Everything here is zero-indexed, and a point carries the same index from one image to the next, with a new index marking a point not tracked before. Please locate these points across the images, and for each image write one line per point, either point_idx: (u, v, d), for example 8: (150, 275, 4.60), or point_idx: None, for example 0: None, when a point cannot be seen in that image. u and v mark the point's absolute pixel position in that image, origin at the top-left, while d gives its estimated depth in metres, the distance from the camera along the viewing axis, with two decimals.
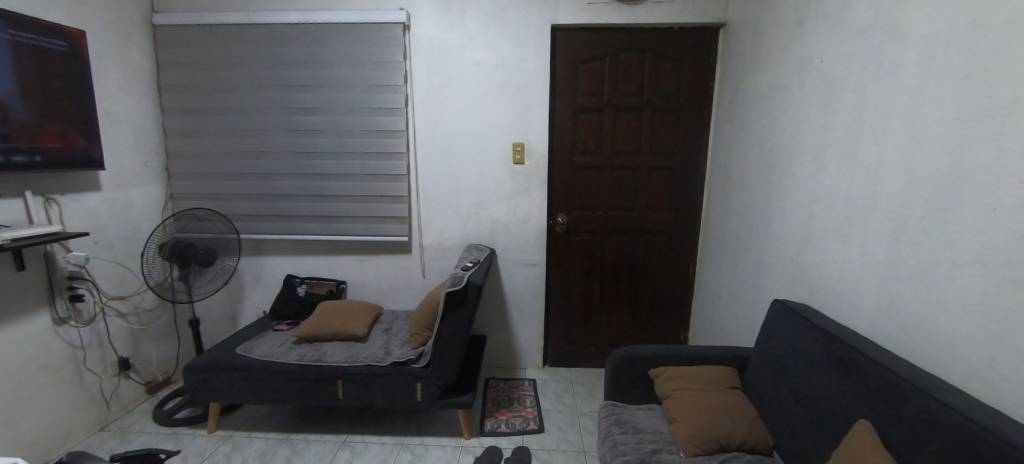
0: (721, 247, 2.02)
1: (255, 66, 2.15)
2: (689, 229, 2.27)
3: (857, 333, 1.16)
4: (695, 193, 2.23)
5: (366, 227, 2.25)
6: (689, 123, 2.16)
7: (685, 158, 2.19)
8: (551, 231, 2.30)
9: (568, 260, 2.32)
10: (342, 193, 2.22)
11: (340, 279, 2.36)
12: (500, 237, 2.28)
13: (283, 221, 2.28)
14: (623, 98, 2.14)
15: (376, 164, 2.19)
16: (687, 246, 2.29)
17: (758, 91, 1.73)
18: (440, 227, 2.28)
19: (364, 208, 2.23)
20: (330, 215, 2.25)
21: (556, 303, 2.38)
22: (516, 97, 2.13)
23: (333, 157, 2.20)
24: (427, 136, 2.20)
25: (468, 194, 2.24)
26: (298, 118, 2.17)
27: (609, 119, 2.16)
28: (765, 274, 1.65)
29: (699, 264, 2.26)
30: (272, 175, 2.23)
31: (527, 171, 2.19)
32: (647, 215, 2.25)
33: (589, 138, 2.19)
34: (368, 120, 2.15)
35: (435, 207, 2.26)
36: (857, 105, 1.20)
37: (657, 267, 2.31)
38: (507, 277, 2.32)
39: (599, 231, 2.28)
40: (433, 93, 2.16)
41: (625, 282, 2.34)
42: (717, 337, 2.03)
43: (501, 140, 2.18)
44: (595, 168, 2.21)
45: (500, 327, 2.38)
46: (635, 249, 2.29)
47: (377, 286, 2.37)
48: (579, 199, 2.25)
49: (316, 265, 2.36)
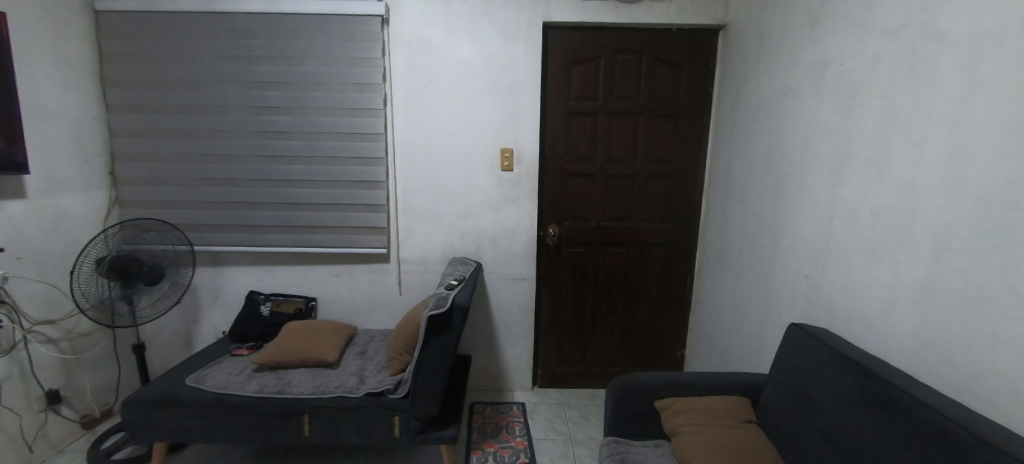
0: (722, 262, 1.91)
1: (214, 60, 1.93)
2: (686, 241, 2.15)
3: (889, 365, 1.05)
4: (693, 204, 2.11)
5: (339, 238, 2.05)
6: (687, 131, 2.05)
7: (683, 166, 2.08)
8: (542, 243, 2.14)
9: (559, 274, 2.17)
10: (313, 201, 2.02)
11: (310, 296, 2.15)
12: (488, 249, 2.11)
13: (246, 231, 2.05)
14: (618, 102, 2.01)
15: (351, 170, 2.00)
16: (685, 260, 2.17)
17: (763, 97, 1.63)
18: (422, 238, 2.10)
19: (338, 218, 2.03)
20: (300, 226, 2.04)
21: (546, 320, 2.22)
22: (505, 99, 1.98)
23: (303, 161, 1.99)
24: (407, 140, 2.02)
25: (453, 203, 2.07)
26: (264, 118, 1.96)
27: (603, 124, 2.02)
28: (775, 293, 1.54)
29: (698, 279, 2.14)
30: (233, 180, 2.01)
31: (516, 178, 2.04)
32: (643, 226, 2.12)
33: (583, 144, 2.05)
34: (342, 120, 1.96)
35: (417, 217, 2.08)
36: (885, 112, 1.10)
37: (653, 281, 2.19)
38: (495, 293, 2.15)
39: (593, 243, 2.14)
40: (414, 93, 1.98)
41: (620, 297, 2.20)
42: (719, 358, 1.91)
43: (489, 145, 2.01)
44: (588, 177, 2.08)
45: (487, 347, 2.21)
46: (631, 262, 2.16)
47: (351, 303, 2.16)
48: (572, 208, 2.10)
49: (284, 280, 2.14)
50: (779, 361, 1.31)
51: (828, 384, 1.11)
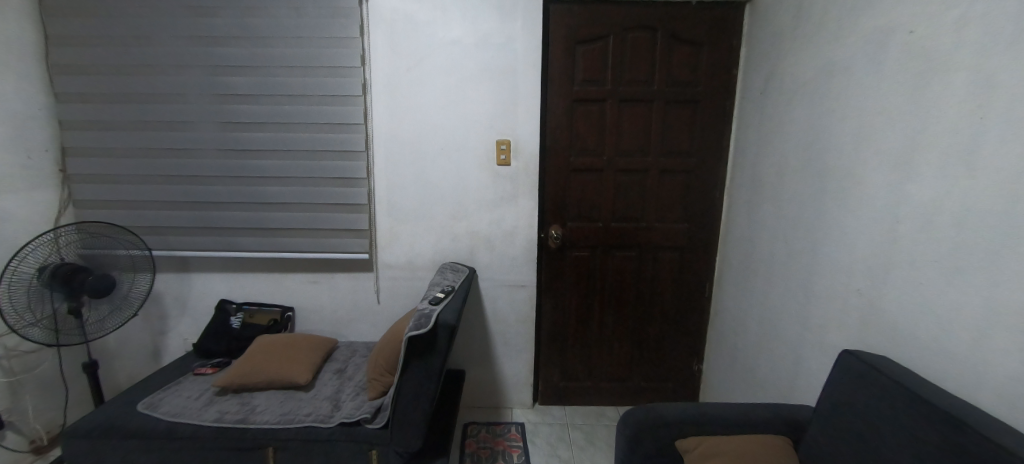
0: (749, 268, 1.68)
1: (173, 42, 1.71)
2: (705, 243, 1.92)
3: (982, 412, 0.83)
4: (713, 202, 1.88)
5: (315, 242, 1.84)
6: (707, 119, 1.81)
7: (702, 159, 1.84)
8: (543, 245, 1.91)
9: (562, 281, 1.95)
10: (287, 200, 1.80)
11: (286, 305, 1.94)
12: (482, 253, 1.89)
13: (214, 234, 1.85)
14: (630, 87, 1.78)
15: (327, 165, 1.78)
16: (703, 264, 1.94)
17: (803, 79, 1.39)
18: (408, 242, 1.88)
19: (312, 219, 1.82)
20: (272, 228, 1.83)
21: (548, 331, 2.00)
22: (500, 84, 1.75)
23: (274, 155, 1.78)
24: (390, 131, 1.79)
25: (443, 202, 1.85)
26: (229, 107, 1.74)
27: (612, 112, 1.79)
28: (817, 309, 1.31)
29: (718, 286, 1.92)
30: (197, 177, 1.80)
31: (514, 174, 1.81)
32: (656, 227, 1.89)
33: (590, 134, 1.81)
34: (316, 109, 1.73)
35: (403, 218, 1.86)
36: (981, 90, 0.86)
37: (667, 288, 1.96)
38: (490, 302, 1.93)
39: (600, 246, 1.91)
40: (398, 78, 1.75)
41: (630, 306, 1.98)
42: (745, 377, 1.68)
43: (484, 136, 1.79)
44: (595, 172, 1.84)
45: (482, 361, 2.00)
46: (642, 267, 1.94)
47: (332, 314, 1.95)
48: (577, 207, 1.87)
49: (257, 288, 1.94)
50: (829, 394, 1.09)
51: (901, 433, 0.88)
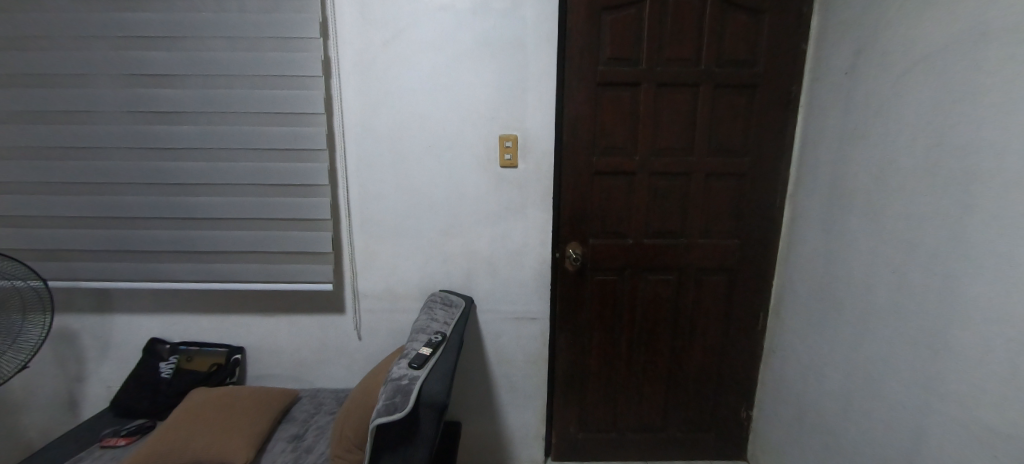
0: (826, 300, 1.31)
1: (72, 5, 1.29)
2: (759, 264, 1.54)
3: None
4: (771, 212, 1.51)
5: (265, 269, 1.44)
6: (765, 108, 1.43)
7: (758, 159, 1.46)
8: (558, 268, 1.51)
9: (582, 312, 1.55)
10: (230, 214, 1.40)
11: (235, 346, 1.54)
12: (482, 278, 1.50)
13: (138, 257, 1.44)
14: (670, 67, 1.39)
15: (280, 168, 1.37)
16: (756, 288, 1.56)
17: (926, 48, 1.00)
18: (388, 265, 1.48)
19: (262, 239, 1.42)
20: (211, 249, 1.43)
21: (563, 375, 1.60)
22: (504, 63, 1.36)
23: (212, 156, 1.37)
24: (363, 124, 1.39)
25: (432, 215, 1.45)
26: (149, 92, 1.33)
27: (647, 99, 1.40)
28: (955, 369, 0.93)
29: (777, 317, 1.54)
30: (112, 185, 1.39)
31: (522, 178, 1.43)
32: (699, 244, 1.52)
33: (618, 127, 1.41)
34: (264, 94, 1.33)
35: (380, 235, 1.46)
36: None
37: (711, 319, 1.59)
38: (492, 338, 1.55)
39: (629, 268, 1.52)
40: (371, 55, 1.35)
41: (665, 342, 1.60)
42: (822, 440, 1.31)
43: (484, 131, 1.39)
44: (624, 176, 1.45)
45: (483, 411, 1.61)
46: (681, 293, 1.56)
47: (294, 355, 1.55)
48: (600, 220, 1.48)
49: (197, 324, 1.54)
50: None
51: None
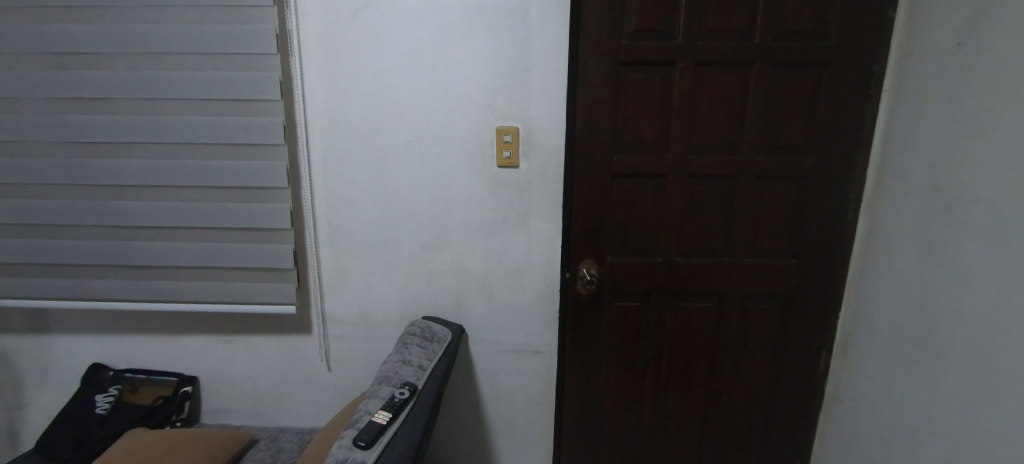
0: (915, 345, 0.99)
1: None
2: (822, 290, 1.23)
3: None
4: (839, 225, 1.19)
5: (215, 289, 1.21)
6: (836, 92, 1.12)
7: (825, 157, 1.15)
8: (568, 292, 1.23)
9: (597, 345, 1.26)
10: (173, 222, 1.17)
11: (187, 376, 1.31)
12: (475, 303, 1.23)
13: (73, 271, 1.23)
14: (714, 40, 1.09)
15: (229, 168, 1.13)
16: (817, 320, 1.25)
17: None
18: (363, 286, 1.23)
19: (210, 253, 1.19)
20: (154, 263, 1.21)
21: (572, 420, 1.32)
22: (501, 37, 1.08)
23: (151, 153, 1.14)
24: (330, 114, 1.14)
25: (414, 226, 1.19)
26: (75, 75, 1.10)
27: (684, 82, 1.10)
28: None
29: (845, 356, 1.23)
30: (39, 186, 1.18)
31: (524, 181, 1.15)
32: (745, 264, 1.21)
33: (646, 117, 1.12)
34: (205, 77, 1.08)
35: (353, 249, 1.21)
36: None
37: (758, 357, 1.28)
38: (486, 373, 1.28)
39: (657, 292, 1.23)
40: (339, 28, 1.09)
41: (699, 384, 1.30)
42: None
43: (478, 122, 1.12)
44: (653, 179, 1.16)
45: (476, 458, 1.35)
46: (721, 325, 1.26)
47: (255, 388, 1.32)
48: (622, 233, 1.19)
49: (145, 349, 1.32)
50: None
51: None
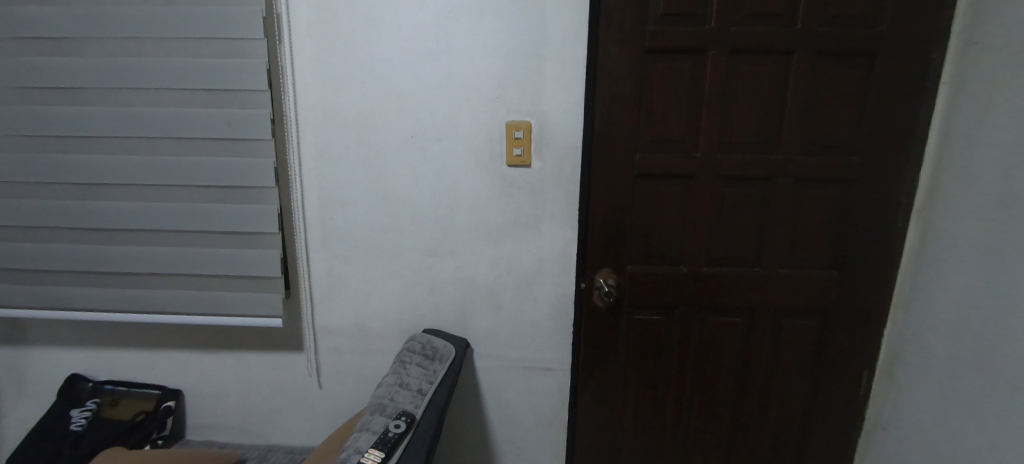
0: (977, 372, 0.87)
1: None
2: (865, 304, 1.11)
3: None
4: (886, 234, 1.07)
5: (199, 297, 1.11)
6: (888, 84, 1.00)
7: (872, 158, 1.03)
8: (583, 304, 1.12)
9: (614, 362, 1.15)
10: (153, 225, 1.08)
11: (170, 389, 1.22)
12: (481, 314, 1.13)
13: (47, 275, 1.14)
14: (751, 26, 0.97)
15: (213, 165, 1.03)
16: (859, 338, 1.13)
17: None
18: (359, 295, 1.13)
19: (193, 258, 1.09)
20: (133, 268, 1.11)
21: (585, 443, 1.21)
22: (512, 20, 0.97)
23: (128, 149, 1.04)
24: (323, 107, 1.03)
25: (414, 231, 1.09)
26: (46, 62, 1.00)
27: (716, 73, 0.99)
28: None
29: (890, 379, 1.11)
30: (10, 184, 1.08)
31: (536, 182, 1.04)
32: (781, 276, 1.10)
33: (673, 112, 1.01)
34: (187, 65, 0.98)
35: (348, 255, 1.11)
36: None
37: (792, 378, 1.16)
38: (492, 391, 1.18)
39: (681, 306, 1.11)
40: (333, 11, 0.98)
41: (726, 406, 1.19)
42: None
43: (486, 117, 1.02)
44: (679, 181, 1.05)
45: None
46: (752, 342, 1.14)
47: (243, 403, 1.23)
48: (643, 240, 1.08)
49: (126, 360, 1.23)
50: None
51: None
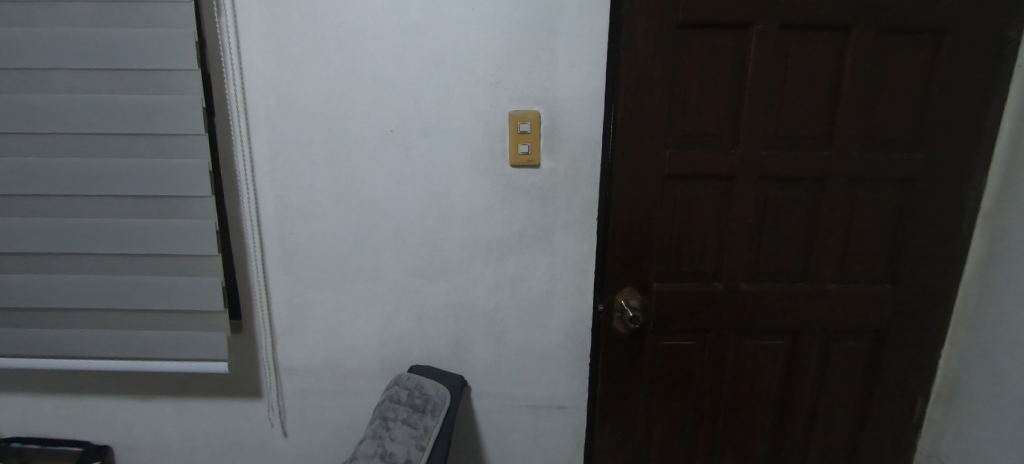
0: None
1: None
2: (923, 322, 0.97)
3: None
4: (950, 241, 0.92)
5: (126, 334, 0.89)
6: (960, 65, 0.84)
7: (938, 154, 0.88)
8: (601, 331, 0.94)
9: (637, 396, 0.98)
10: (62, 246, 0.85)
11: (97, 445, 1.00)
12: (480, 345, 0.94)
13: None
14: None
15: (135, 170, 0.81)
16: (914, 360, 0.99)
17: None
18: (329, 325, 0.92)
19: (116, 286, 0.86)
20: (37, 301, 0.88)
21: None
22: None
23: (24, 150, 0.81)
24: (277, 93, 0.82)
25: (397, 247, 0.89)
26: None
27: (762, 51, 0.82)
28: None
29: (949, 407, 0.97)
30: None
31: (546, 186, 0.86)
32: (829, 292, 0.94)
33: (710, 99, 0.84)
34: (94, 39, 0.76)
35: (314, 277, 0.90)
36: None
37: (837, 405, 1.02)
38: (494, 433, 0.99)
39: (715, 329, 0.95)
40: None
41: (764, 439, 1.03)
42: None
43: (484, 106, 0.82)
44: (715, 183, 0.88)
45: None
46: (794, 367, 0.98)
47: (191, 458, 1.01)
48: (672, 252, 0.91)
49: (38, 411, 0.99)
50: None
51: None
